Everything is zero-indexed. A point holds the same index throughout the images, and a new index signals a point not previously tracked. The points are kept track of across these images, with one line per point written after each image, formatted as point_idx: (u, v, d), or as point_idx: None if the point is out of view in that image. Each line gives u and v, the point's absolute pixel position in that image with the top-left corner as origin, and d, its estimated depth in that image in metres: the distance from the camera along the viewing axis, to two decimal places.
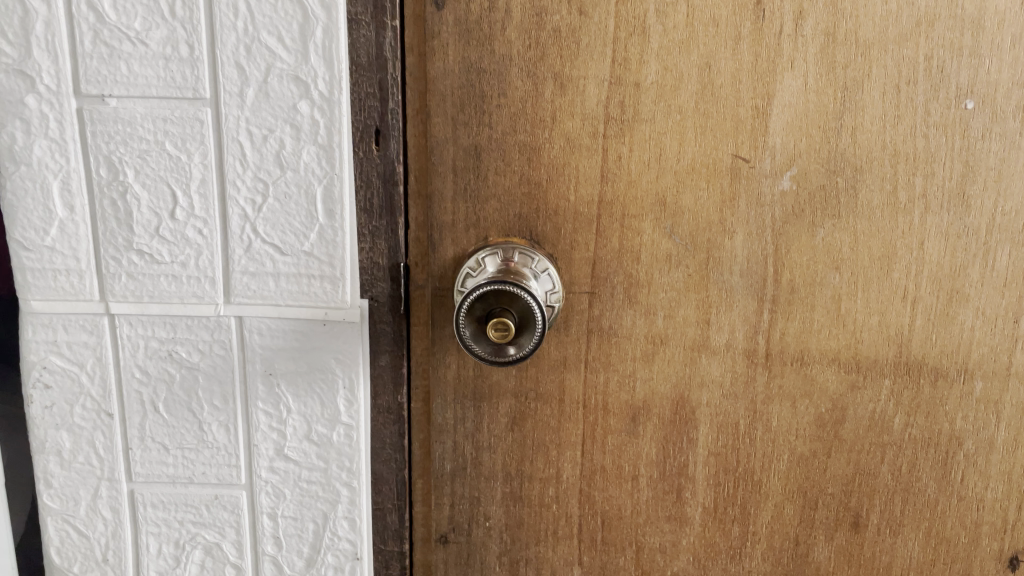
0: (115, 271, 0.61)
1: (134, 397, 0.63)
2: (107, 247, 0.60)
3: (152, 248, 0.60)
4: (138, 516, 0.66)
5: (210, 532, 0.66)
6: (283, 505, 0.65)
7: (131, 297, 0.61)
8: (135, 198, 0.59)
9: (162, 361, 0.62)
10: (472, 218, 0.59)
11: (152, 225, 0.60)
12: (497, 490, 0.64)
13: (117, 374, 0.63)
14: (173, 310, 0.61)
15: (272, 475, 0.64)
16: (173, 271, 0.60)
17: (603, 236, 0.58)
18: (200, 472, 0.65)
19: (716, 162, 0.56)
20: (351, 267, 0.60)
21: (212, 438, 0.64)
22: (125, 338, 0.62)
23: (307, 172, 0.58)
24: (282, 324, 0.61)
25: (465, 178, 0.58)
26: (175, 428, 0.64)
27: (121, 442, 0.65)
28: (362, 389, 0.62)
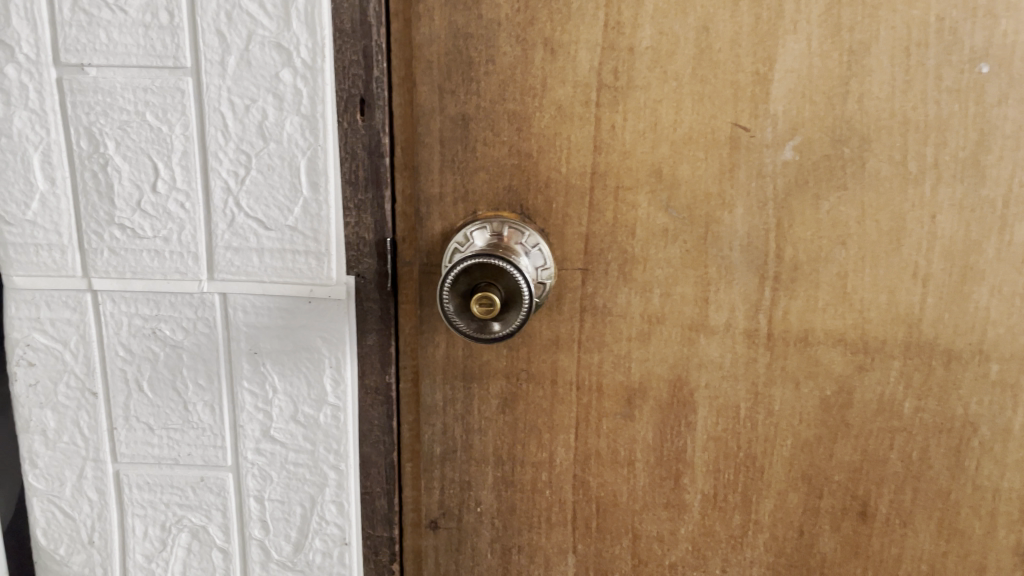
0: (96, 246, 0.59)
1: (118, 375, 0.62)
2: (89, 221, 0.59)
3: (134, 222, 0.59)
4: (124, 497, 0.65)
5: (196, 515, 0.65)
6: (270, 488, 0.63)
7: (113, 273, 0.60)
8: (116, 171, 0.58)
9: (146, 339, 0.61)
10: (461, 190, 0.57)
11: (134, 199, 0.58)
12: (488, 474, 0.62)
13: (101, 353, 0.62)
14: (156, 286, 0.60)
15: (259, 457, 0.63)
16: (155, 246, 0.59)
17: (597, 209, 0.55)
18: (186, 453, 0.64)
19: (715, 131, 0.53)
20: (337, 242, 0.58)
21: (198, 418, 0.63)
22: (108, 315, 0.61)
23: (291, 144, 0.56)
24: (267, 301, 0.59)
25: (453, 149, 0.56)
26: (160, 408, 0.63)
27: (105, 422, 0.63)
28: (349, 368, 0.60)
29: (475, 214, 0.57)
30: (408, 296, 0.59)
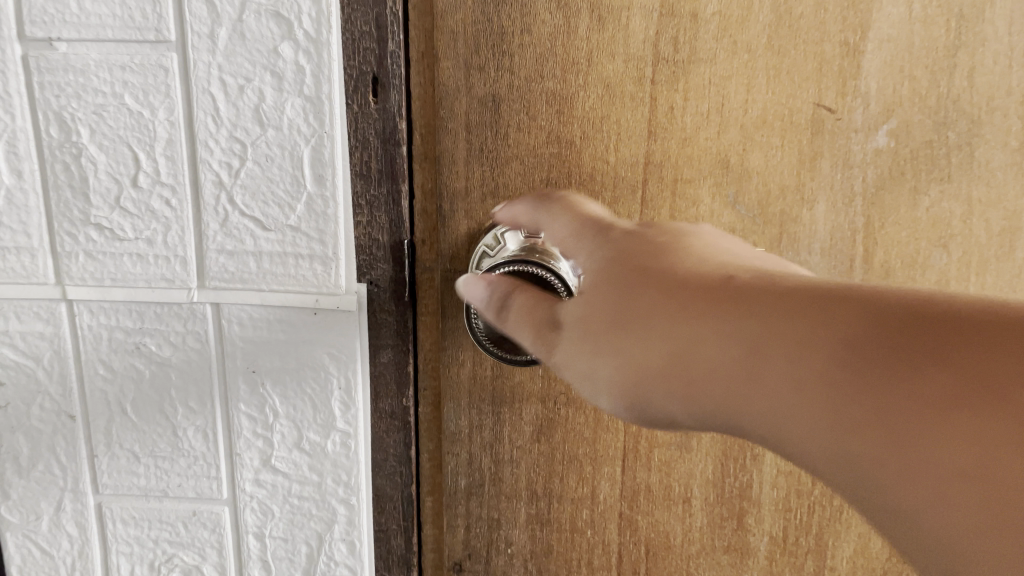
0: (71, 249, 0.52)
1: (99, 396, 0.54)
2: (62, 221, 0.51)
3: (113, 222, 0.51)
4: (107, 533, 0.57)
5: (188, 553, 0.57)
6: (271, 524, 0.56)
7: (90, 280, 0.52)
8: (93, 163, 0.50)
9: (129, 355, 0.53)
10: (490, 183, 0.48)
11: (112, 194, 0.51)
12: (521, 511, 0.54)
13: (79, 371, 0.54)
14: (139, 295, 0.52)
15: (258, 490, 0.55)
16: (138, 249, 0.51)
17: (650, 206, 0.47)
18: (176, 484, 0.56)
19: (794, 113, 0.45)
20: (346, 245, 0.50)
21: (189, 445, 0.55)
22: (85, 328, 0.53)
23: (292, 131, 0.48)
24: (267, 312, 0.52)
25: (481, 135, 0.47)
26: (146, 433, 0.55)
27: (85, 449, 0.56)
28: (361, 389, 0.52)
29: (507, 211, 0.49)
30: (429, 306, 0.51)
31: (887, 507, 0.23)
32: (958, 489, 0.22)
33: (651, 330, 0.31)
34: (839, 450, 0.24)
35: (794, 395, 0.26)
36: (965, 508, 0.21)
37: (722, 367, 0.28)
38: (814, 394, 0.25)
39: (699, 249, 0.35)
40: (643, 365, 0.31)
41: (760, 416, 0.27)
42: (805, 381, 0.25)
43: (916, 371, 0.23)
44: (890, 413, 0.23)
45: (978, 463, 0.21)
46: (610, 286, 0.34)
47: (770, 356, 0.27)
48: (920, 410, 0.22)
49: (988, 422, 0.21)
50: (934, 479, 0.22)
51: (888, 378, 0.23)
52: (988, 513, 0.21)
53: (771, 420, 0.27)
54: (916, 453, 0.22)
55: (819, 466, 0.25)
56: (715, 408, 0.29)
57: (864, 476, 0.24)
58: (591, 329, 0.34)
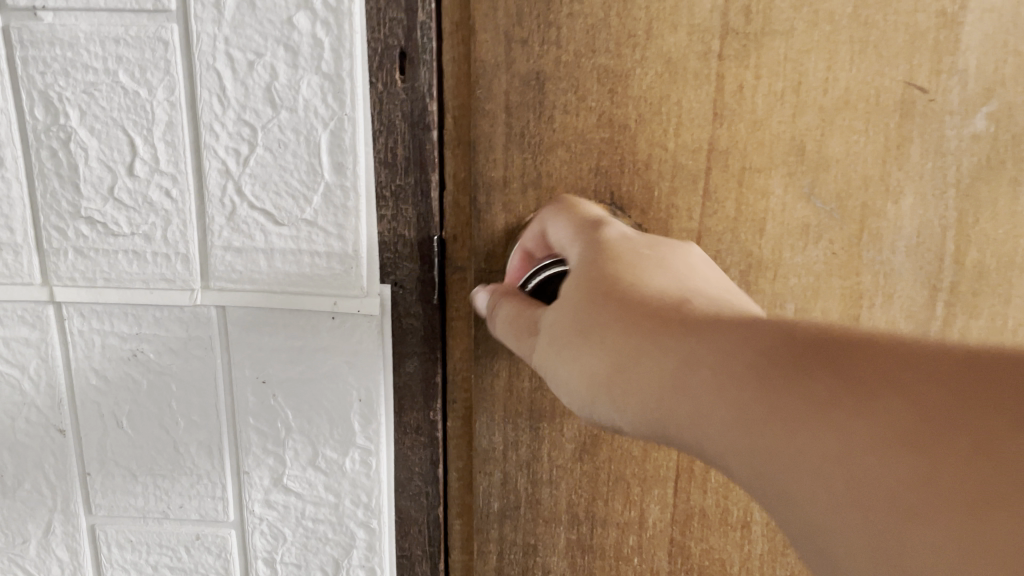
0: (59, 246, 0.46)
1: (91, 409, 0.49)
2: (48, 214, 0.46)
3: (106, 215, 0.46)
4: (101, 557, 0.52)
5: None
6: (283, 549, 0.51)
7: (81, 281, 0.47)
8: (83, 149, 0.45)
9: (124, 364, 0.48)
10: (532, 172, 0.43)
11: (105, 184, 0.45)
12: (560, 537, 0.49)
13: (69, 381, 0.49)
14: (136, 297, 0.46)
15: (268, 511, 0.50)
16: (135, 245, 0.46)
17: (714, 198, 0.42)
18: (177, 505, 0.51)
19: (880, 94, 0.40)
20: (368, 241, 0.44)
21: (191, 463, 0.50)
22: (76, 333, 0.47)
23: (307, 113, 0.43)
24: (278, 316, 0.46)
25: (523, 118, 0.42)
26: (144, 449, 0.50)
27: (76, 466, 0.50)
28: (384, 402, 0.47)
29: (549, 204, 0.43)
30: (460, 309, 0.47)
31: (773, 503, 0.24)
32: (841, 480, 0.22)
33: (591, 338, 0.31)
34: (745, 452, 0.24)
35: (727, 406, 0.25)
36: (834, 493, 0.22)
37: (657, 375, 0.28)
38: (747, 407, 0.25)
39: (670, 272, 0.34)
40: (585, 372, 0.31)
41: (698, 431, 0.26)
42: (737, 395, 0.25)
43: (823, 373, 0.23)
44: (790, 409, 0.23)
45: (848, 448, 0.22)
46: (571, 303, 0.33)
47: (705, 371, 0.26)
48: (812, 407, 0.23)
49: (867, 412, 0.22)
50: (802, 460, 0.23)
51: (791, 375, 0.24)
52: (857, 495, 0.21)
53: (706, 435, 0.26)
54: (802, 443, 0.23)
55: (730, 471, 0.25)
56: (642, 413, 0.29)
57: (752, 468, 0.24)
58: (551, 341, 0.34)
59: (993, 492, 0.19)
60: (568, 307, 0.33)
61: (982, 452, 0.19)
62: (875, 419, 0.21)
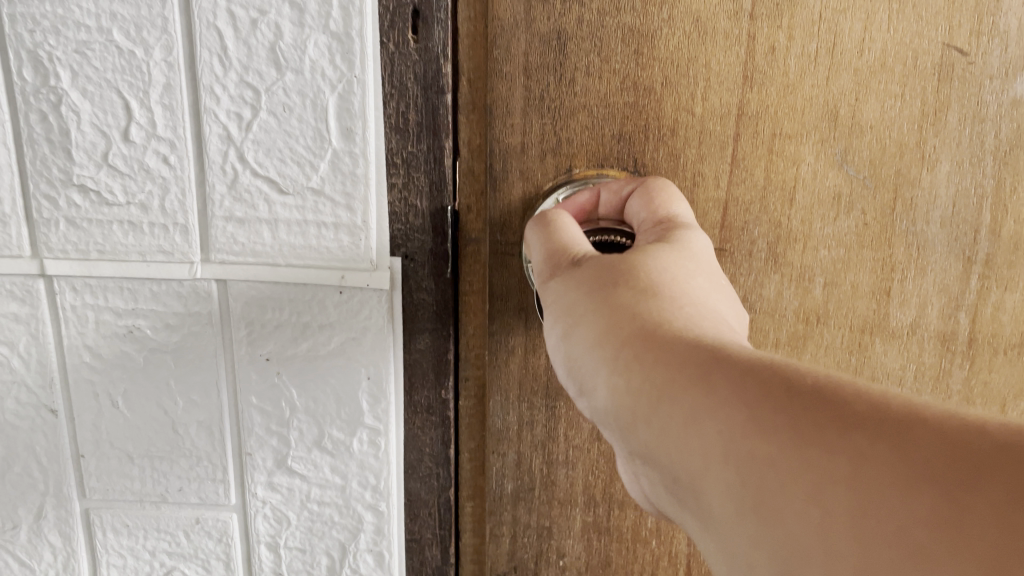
0: (50, 216, 0.44)
1: (85, 388, 0.47)
2: (38, 181, 0.43)
3: (99, 183, 0.43)
4: (96, 543, 0.50)
5: (191, 565, 0.51)
6: (287, 533, 0.49)
7: (74, 252, 0.44)
8: (75, 113, 0.42)
9: (119, 341, 0.46)
10: (551, 139, 0.41)
11: (99, 150, 0.43)
12: (576, 520, 0.48)
13: (61, 359, 0.46)
14: (132, 271, 0.44)
15: (272, 495, 0.48)
16: (131, 215, 0.44)
17: (742, 166, 0.40)
18: (176, 488, 0.49)
19: (919, 57, 0.38)
20: (379, 211, 0.42)
21: (191, 445, 0.48)
22: (68, 309, 0.45)
23: (315, 75, 0.40)
24: (282, 291, 0.44)
25: (543, 81, 0.40)
26: (141, 430, 0.48)
27: (69, 448, 0.48)
28: (392, 380, 0.45)
29: (569, 170, 0.41)
30: (473, 284, 0.44)
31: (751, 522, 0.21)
32: (846, 505, 0.19)
33: (623, 304, 0.28)
34: (735, 460, 0.21)
35: (735, 404, 0.22)
36: (834, 517, 0.19)
37: (675, 361, 0.24)
38: (755, 410, 0.21)
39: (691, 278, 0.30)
40: (601, 334, 0.27)
41: (687, 430, 0.23)
42: (745, 397, 0.22)
43: (866, 396, 0.20)
44: (813, 420, 0.20)
45: (866, 472, 0.18)
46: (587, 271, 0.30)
47: (734, 367, 0.23)
48: (837, 424, 0.20)
49: (896, 437, 0.19)
50: (806, 476, 0.19)
51: (825, 391, 0.21)
52: (860, 524, 0.18)
53: (696, 434, 0.22)
54: (811, 455, 0.20)
55: (704, 483, 0.22)
56: (636, 395, 0.25)
57: (738, 478, 0.21)
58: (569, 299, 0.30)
59: (1020, 554, 0.16)
60: (606, 267, 0.29)
61: (1014, 508, 0.16)
62: (905, 447, 0.18)
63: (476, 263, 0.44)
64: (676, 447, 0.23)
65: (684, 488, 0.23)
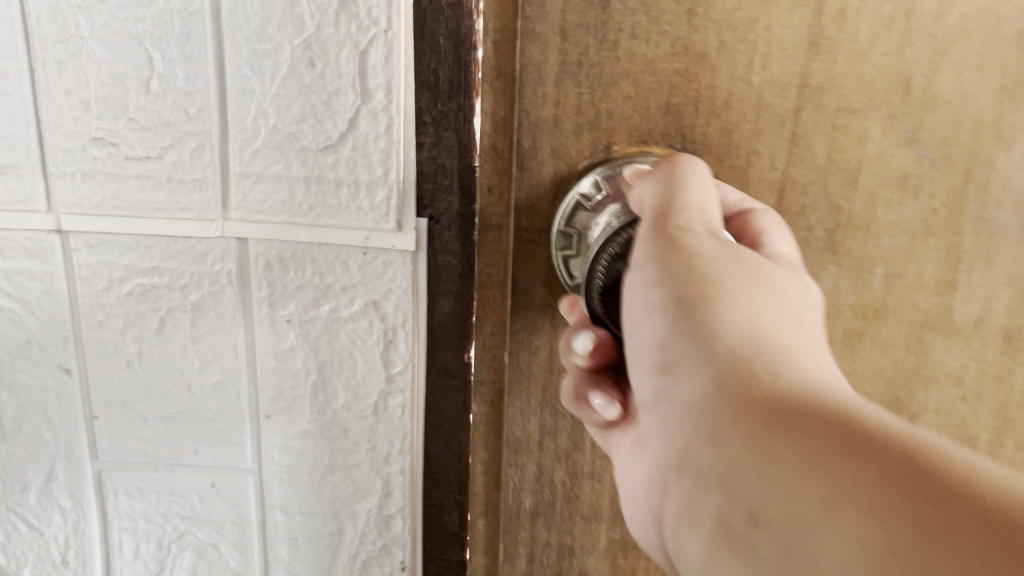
0: (66, 168, 0.43)
1: (100, 348, 0.47)
2: (54, 134, 0.42)
3: (115, 136, 0.42)
4: (108, 506, 0.51)
5: (204, 530, 0.51)
6: (300, 499, 0.50)
7: (90, 206, 0.43)
8: (90, 66, 0.41)
9: (137, 300, 0.46)
10: (588, 110, 0.36)
11: (116, 102, 0.41)
12: (601, 536, 0.42)
13: (76, 318, 0.46)
14: (151, 227, 0.44)
15: (287, 457, 0.49)
16: (149, 169, 0.43)
17: (801, 144, 0.36)
18: (190, 450, 0.49)
19: (1002, 23, 0.34)
20: (405, 171, 0.42)
21: (206, 407, 0.48)
22: (84, 266, 0.45)
23: (340, 30, 0.39)
24: (304, 250, 0.44)
25: (581, 43, 0.35)
26: (155, 391, 0.48)
27: (84, 408, 0.49)
28: (408, 342, 0.45)
29: (607, 152, 0.36)
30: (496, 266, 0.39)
31: None
32: None
33: (747, 321, 0.25)
34: (861, 518, 0.18)
35: (876, 455, 0.19)
36: None
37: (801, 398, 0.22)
38: (903, 463, 0.18)
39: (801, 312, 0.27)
40: (706, 338, 0.25)
41: (799, 468, 0.20)
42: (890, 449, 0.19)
43: None
44: (972, 487, 0.17)
45: None
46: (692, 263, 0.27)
47: (882, 422, 0.20)
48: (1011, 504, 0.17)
49: None
50: (955, 546, 0.16)
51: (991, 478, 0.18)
52: None
53: (811, 476, 0.19)
54: (969, 518, 0.17)
55: (807, 533, 0.19)
56: (739, 419, 0.22)
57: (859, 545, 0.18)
58: (666, 284, 0.27)
59: None
60: (729, 269, 0.27)
61: None
62: None
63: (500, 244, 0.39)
64: (783, 488, 0.20)
65: (770, 533, 0.20)
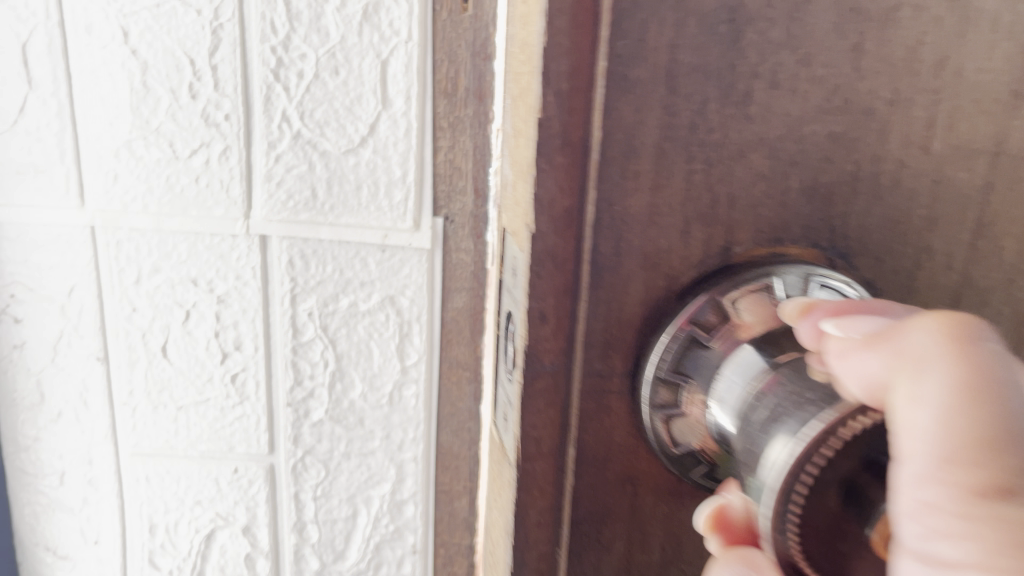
0: (102, 164, 0.41)
1: (119, 339, 0.44)
2: (88, 127, 0.41)
3: (155, 130, 0.41)
4: (123, 502, 0.47)
5: (222, 540, 0.47)
6: (311, 506, 0.46)
7: (113, 201, 0.42)
8: (120, 60, 0.40)
9: (160, 298, 0.43)
10: (699, 197, 0.20)
11: (158, 101, 0.40)
12: None
13: (97, 314, 0.44)
14: (180, 223, 0.42)
15: (299, 453, 0.45)
16: (177, 165, 0.41)
17: (988, 237, 0.23)
18: (197, 449, 0.46)
19: None
20: (427, 168, 0.41)
21: (218, 399, 0.45)
22: (100, 245, 0.42)
23: (364, 41, 0.39)
24: (329, 249, 0.42)
25: (695, 97, 0.19)
26: (167, 382, 0.45)
27: (97, 414, 0.46)
28: (426, 337, 0.44)
29: (720, 270, 0.21)
30: (538, 444, 0.22)
31: None
32: None
33: None
34: None
35: None
36: None
37: None
38: None
39: None
40: None
41: None
42: None
43: None
44: None
45: None
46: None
47: None
48: None
49: None
50: None
51: None
52: None
53: None
54: None
55: None
56: None
57: None
58: None
59: None
60: None
61: None
62: None
63: (548, 406, 0.21)
64: None
65: None
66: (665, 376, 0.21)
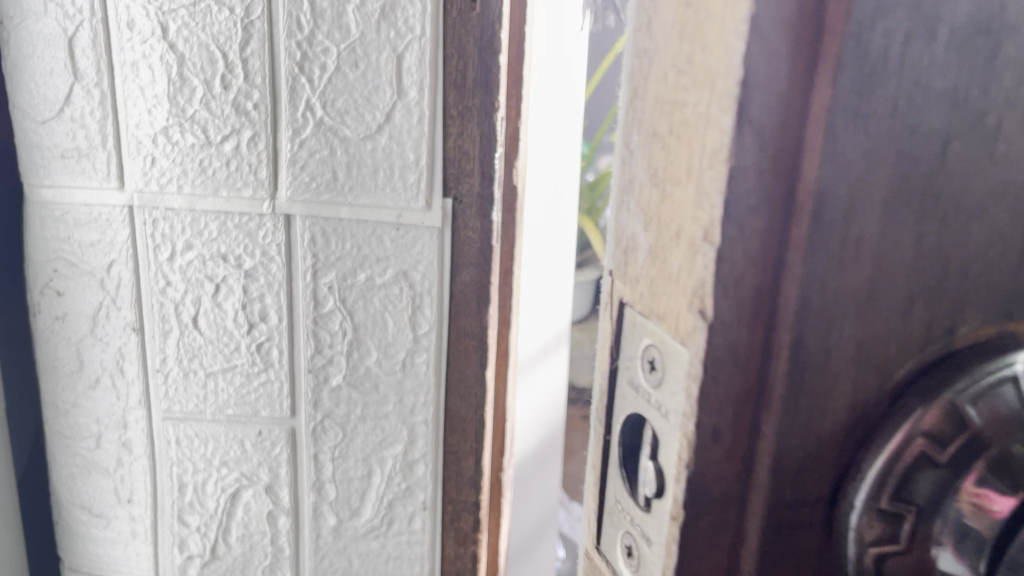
0: (143, 149, 0.59)
1: (156, 308, 0.62)
2: (139, 121, 0.59)
3: (196, 118, 0.58)
4: (159, 454, 0.66)
5: (249, 489, 0.65)
6: (330, 441, 0.64)
7: (155, 179, 0.59)
8: (159, 53, 0.57)
9: (207, 264, 0.61)
10: (928, 267, 0.15)
11: (197, 96, 0.57)
12: None
13: (139, 285, 0.62)
14: (224, 203, 0.59)
15: (313, 379, 0.63)
16: (219, 150, 0.58)
17: None
18: (224, 408, 0.64)
19: None
20: (435, 161, 0.58)
21: (257, 348, 0.63)
22: (150, 222, 0.60)
23: (383, 36, 0.56)
24: (361, 225, 0.60)
25: (931, 131, 0.14)
26: (209, 346, 0.63)
27: (156, 359, 0.64)
28: (433, 307, 0.61)
29: (942, 359, 0.16)
30: None
31: None
32: None
33: None
34: None
35: None
36: None
37: None
38: None
39: None
40: None
41: None
42: None
43: None
44: None
45: None
46: None
47: None
48: None
49: None
50: None
51: None
52: None
53: None
54: None
55: None
56: None
57: None
58: None
59: None
60: None
61: None
62: None
63: (714, 548, 0.16)
64: None
65: None
66: (882, 507, 0.16)
